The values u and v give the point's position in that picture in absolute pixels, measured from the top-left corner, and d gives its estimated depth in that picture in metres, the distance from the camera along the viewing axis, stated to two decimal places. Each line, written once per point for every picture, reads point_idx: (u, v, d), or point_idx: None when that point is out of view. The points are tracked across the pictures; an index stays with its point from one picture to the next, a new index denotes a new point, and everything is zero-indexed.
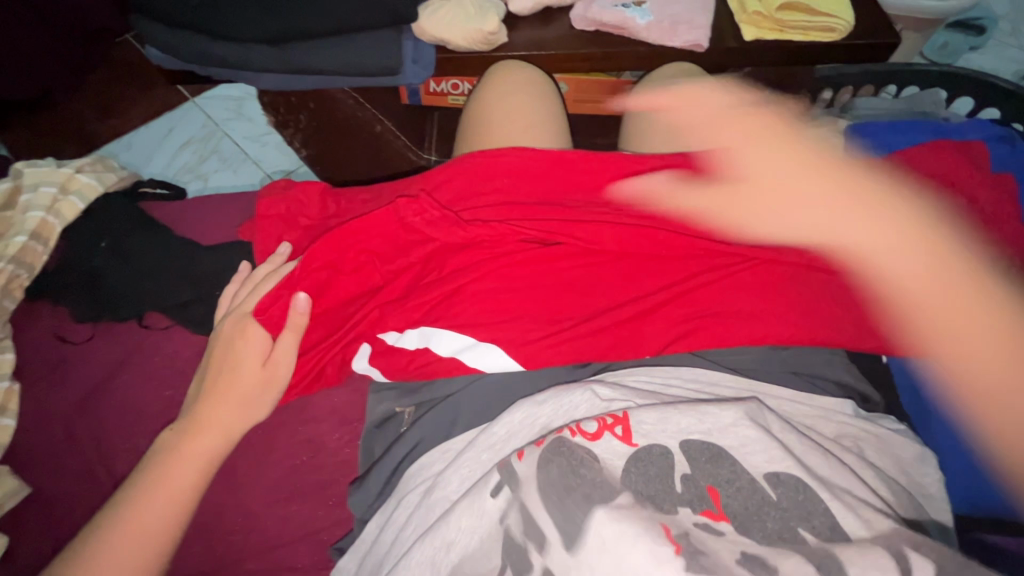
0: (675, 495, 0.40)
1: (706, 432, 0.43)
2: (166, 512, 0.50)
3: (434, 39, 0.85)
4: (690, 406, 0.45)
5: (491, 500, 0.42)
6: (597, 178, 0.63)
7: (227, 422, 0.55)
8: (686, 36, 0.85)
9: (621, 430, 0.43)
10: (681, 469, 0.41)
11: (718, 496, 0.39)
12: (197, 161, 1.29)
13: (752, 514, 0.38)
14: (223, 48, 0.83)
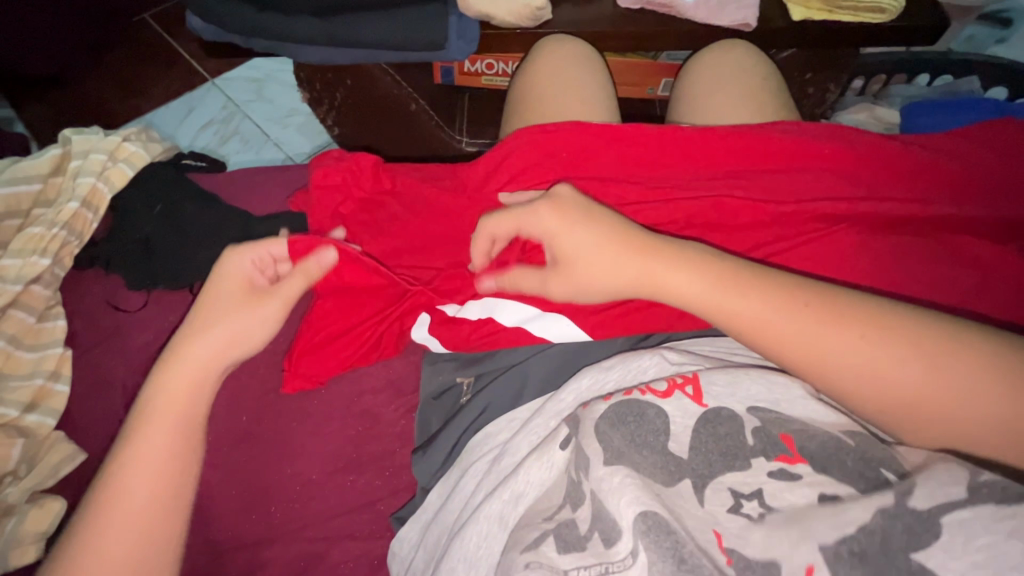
0: (747, 447, 0.39)
1: (781, 399, 0.41)
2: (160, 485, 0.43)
3: (479, 14, 0.84)
4: (760, 373, 0.43)
5: (561, 451, 0.43)
6: (661, 151, 0.61)
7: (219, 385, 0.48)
8: (735, 15, 0.84)
9: (692, 390, 0.42)
10: (750, 421, 0.40)
11: (790, 441, 0.38)
12: (218, 141, 1.28)
13: (830, 458, 0.37)
14: (267, 18, 0.82)
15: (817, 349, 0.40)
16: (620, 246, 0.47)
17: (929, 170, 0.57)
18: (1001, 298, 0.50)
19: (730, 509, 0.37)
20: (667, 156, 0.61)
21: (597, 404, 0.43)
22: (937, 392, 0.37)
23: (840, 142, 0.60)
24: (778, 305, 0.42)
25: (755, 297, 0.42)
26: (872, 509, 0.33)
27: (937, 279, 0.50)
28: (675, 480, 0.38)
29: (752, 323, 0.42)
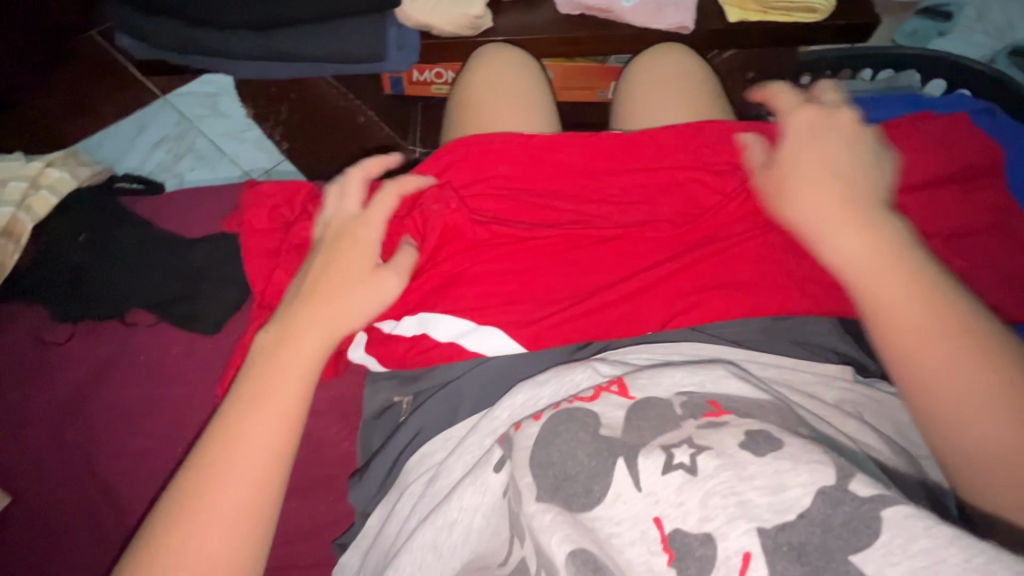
0: (676, 413, 0.40)
1: (701, 382, 0.43)
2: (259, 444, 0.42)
3: (418, 24, 0.83)
4: (691, 370, 0.44)
5: (494, 475, 0.42)
6: (596, 158, 0.61)
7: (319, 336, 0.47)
8: (673, 18, 0.85)
9: (618, 388, 0.43)
10: (677, 395, 0.42)
11: (718, 404, 0.40)
12: (171, 159, 1.25)
13: (755, 416, 0.40)
14: (200, 35, 0.81)
15: (890, 294, 0.42)
16: (814, 180, 0.48)
17: None
18: None
19: (666, 469, 0.36)
20: (603, 163, 0.61)
21: (530, 421, 0.42)
22: (977, 381, 0.39)
23: (766, 143, 0.60)
24: (911, 247, 0.44)
25: (860, 241, 0.44)
26: (812, 490, 0.33)
27: None
28: (612, 463, 0.38)
29: (849, 257, 0.44)
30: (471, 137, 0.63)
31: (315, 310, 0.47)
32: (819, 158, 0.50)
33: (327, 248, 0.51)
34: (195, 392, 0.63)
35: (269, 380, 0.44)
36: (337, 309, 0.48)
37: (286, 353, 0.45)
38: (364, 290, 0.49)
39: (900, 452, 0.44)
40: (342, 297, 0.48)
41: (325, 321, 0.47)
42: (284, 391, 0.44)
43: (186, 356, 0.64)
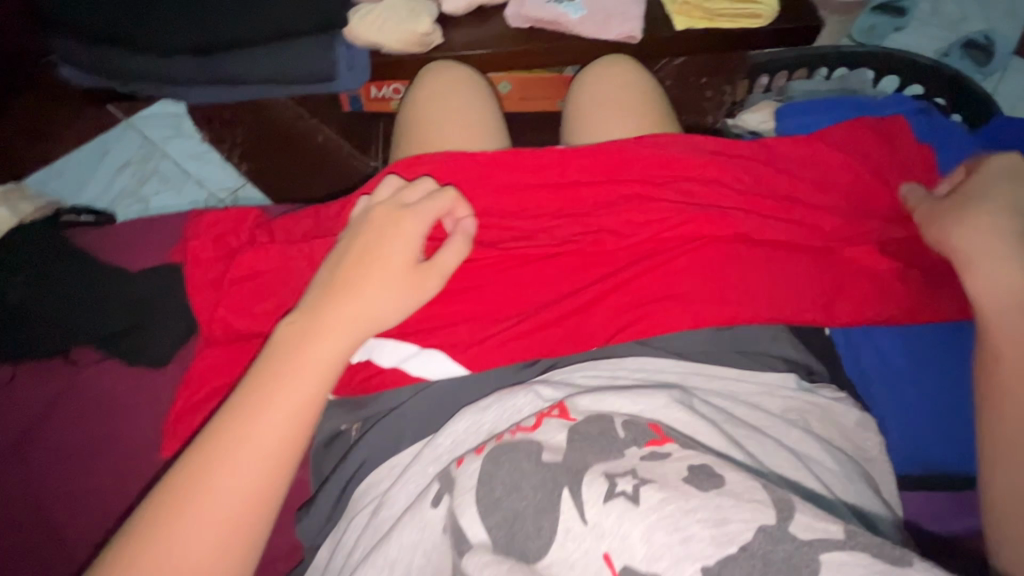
0: (618, 438, 0.40)
1: (643, 408, 0.43)
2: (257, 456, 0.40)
3: (367, 42, 0.83)
4: (628, 391, 0.44)
5: (432, 510, 0.42)
6: (540, 173, 0.60)
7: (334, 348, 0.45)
8: (621, 28, 0.86)
9: (559, 411, 0.43)
10: (621, 417, 0.42)
11: (660, 428, 0.41)
12: (137, 183, 1.23)
13: (693, 444, 0.40)
14: (145, 63, 0.81)
15: (1004, 340, 0.45)
16: (994, 234, 0.48)
17: (794, 174, 0.59)
18: (851, 303, 0.53)
19: (607, 500, 0.36)
20: (547, 177, 0.60)
21: (471, 456, 0.41)
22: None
23: (710, 152, 0.60)
24: (1009, 294, 0.46)
25: (1008, 287, 0.46)
26: (754, 526, 0.33)
27: (798, 287, 0.52)
28: (557, 493, 0.37)
29: (998, 303, 0.46)
30: (411, 158, 0.62)
31: (321, 325, 0.45)
32: (970, 201, 0.51)
33: (353, 239, 0.50)
34: (143, 428, 0.61)
35: (264, 394, 0.42)
36: (353, 321, 0.46)
37: (287, 369, 0.43)
38: (378, 299, 0.47)
39: (840, 462, 0.45)
40: (354, 310, 0.46)
41: (334, 339, 0.45)
42: (274, 410, 0.41)
43: (133, 390, 0.63)
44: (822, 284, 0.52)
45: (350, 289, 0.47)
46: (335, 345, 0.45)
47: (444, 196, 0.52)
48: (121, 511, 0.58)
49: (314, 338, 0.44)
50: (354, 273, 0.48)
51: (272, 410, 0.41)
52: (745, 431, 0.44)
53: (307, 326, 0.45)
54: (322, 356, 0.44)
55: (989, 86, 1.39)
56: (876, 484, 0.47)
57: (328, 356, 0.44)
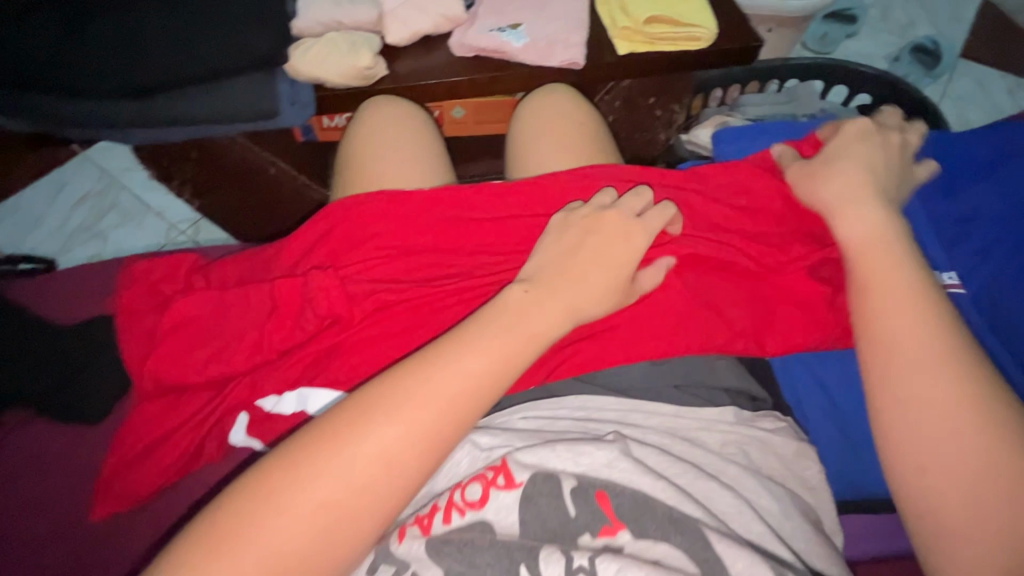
0: (569, 517, 0.40)
1: (586, 467, 0.42)
2: (338, 494, 0.36)
3: (309, 78, 0.84)
4: (568, 445, 0.43)
5: None
6: (475, 210, 0.60)
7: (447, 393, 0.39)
8: (563, 55, 0.87)
9: (504, 479, 0.42)
10: (570, 482, 0.41)
11: (607, 503, 0.40)
12: (94, 218, 1.25)
13: (643, 512, 0.40)
14: (81, 108, 0.80)
15: (878, 322, 0.45)
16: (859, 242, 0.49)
17: (726, 201, 0.60)
18: (779, 333, 0.54)
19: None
20: (484, 213, 0.60)
21: (414, 531, 0.41)
22: (931, 411, 0.40)
23: (643, 181, 0.61)
24: (887, 277, 0.46)
25: (882, 272, 0.47)
26: None
27: (729, 317, 0.53)
28: (514, 570, 0.37)
29: (875, 287, 0.46)
30: (347, 199, 0.61)
31: (444, 371, 0.40)
32: (852, 189, 0.52)
33: (562, 252, 0.49)
34: (78, 485, 0.60)
35: (347, 440, 0.37)
36: (499, 359, 0.41)
37: (382, 417, 0.38)
38: (544, 322, 0.44)
39: (778, 498, 0.45)
40: (480, 356, 0.41)
41: (438, 388, 0.39)
42: (362, 455, 0.37)
43: (69, 446, 0.62)
44: (749, 312, 0.54)
45: (482, 328, 0.43)
46: (443, 398, 0.39)
47: (629, 206, 0.53)
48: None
49: (418, 388, 0.39)
50: (503, 305, 0.45)
51: (358, 460, 0.36)
52: (686, 473, 0.43)
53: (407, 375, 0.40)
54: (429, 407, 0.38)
55: (939, 88, 1.42)
56: (818, 516, 0.47)
57: (432, 409, 0.38)
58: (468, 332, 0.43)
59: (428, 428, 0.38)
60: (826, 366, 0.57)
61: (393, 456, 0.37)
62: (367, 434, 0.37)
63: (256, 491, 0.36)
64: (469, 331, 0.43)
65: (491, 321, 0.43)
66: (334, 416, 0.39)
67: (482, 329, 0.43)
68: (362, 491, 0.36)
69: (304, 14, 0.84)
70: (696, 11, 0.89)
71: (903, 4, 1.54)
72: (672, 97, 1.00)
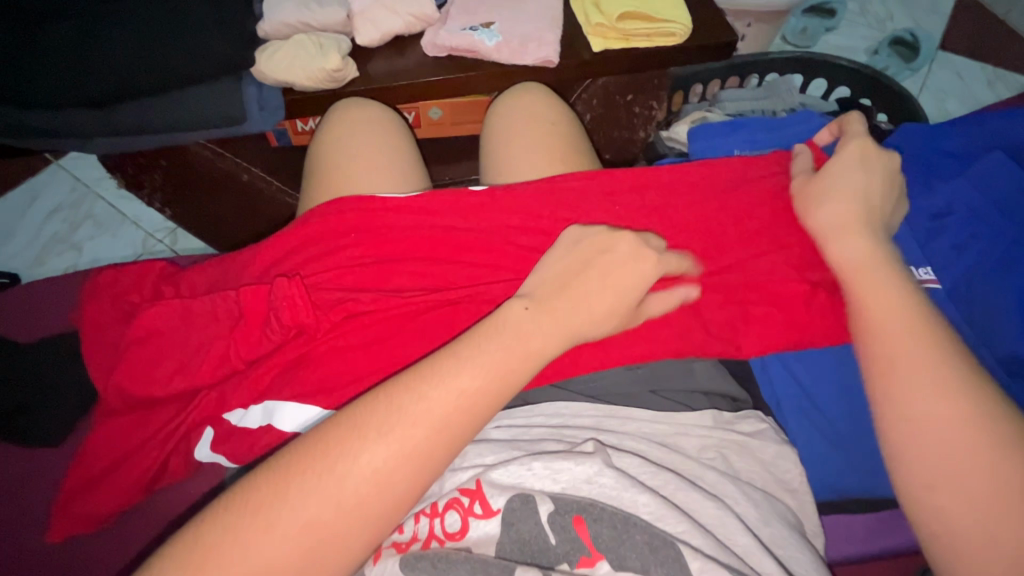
0: (550, 549, 0.37)
1: (565, 486, 0.39)
2: (320, 516, 0.34)
3: (277, 81, 0.82)
4: (545, 463, 0.41)
5: None
6: (445, 213, 0.59)
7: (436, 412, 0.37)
8: (537, 53, 0.86)
9: (481, 508, 0.39)
10: (546, 507, 0.38)
11: (586, 533, 0.37)
12: (68, 229, 1.22)
13: (621, 534, 0.37)
14: (36, 117, 0.78)
15: (882, 361, 0.43)
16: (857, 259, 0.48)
17: (704, 198, 0.58)
18: (753, 333, 0.53)
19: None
20: (455, 217, 0.59)
21: (389, 551, 0.39)
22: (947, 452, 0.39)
23: (616, 182, 0.60)
24: (887, 310, 0.45)
25: (879, 308, 0.45)
26: None
27: (704, 318, 0.52)
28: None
29: (874, 327, 0.45)
30: (317, 210, 0.59)
31: (437, 393, 0.38)
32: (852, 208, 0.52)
33: (568, 265, 0.47)
34: (32, 511, 0.57)
35: (333, 464, 0.35)
36: (501, 373, 0.40)
37: (370, 438, 0.36)
38: (547, 339, 0.42)
39: (756, 504, 0.44)
40: (479, 372, 0.39)
41: (427, 413, 0.37)
42: (351, 476, 0.35)
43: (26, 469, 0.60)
44: (723, 312, 0.53)
45: (476, 343, 0.41)
46: (433, 416, 0.37)
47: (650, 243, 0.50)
48: None
49: (409, 410, 0.37)
50: (497, 324, 0.42)
51: (343, 483, 0.35)
52: (668, 480, 0.42)
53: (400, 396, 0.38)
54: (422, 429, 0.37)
55: (919, 80, 1.42)
56: (799, 520, 0.46)
57: (423, 432, 0.36)
58: (463, 347, 0.41)
59: (422, 450, 0.36)
60: (809, 366, 0.56)
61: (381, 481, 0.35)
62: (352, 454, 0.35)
63: (235, 514, 0.34)
64: (465, 347, 0.41)
65: (485, 338, 0.41)
66: (320, 436, 0.37)
67: (476, 344, 0.41)
68: (345, 513, 0.34)
69: (270, 16, 0.82)
70: (670, 6, 0.88)
71: None
72: (651, 94, 0.97)
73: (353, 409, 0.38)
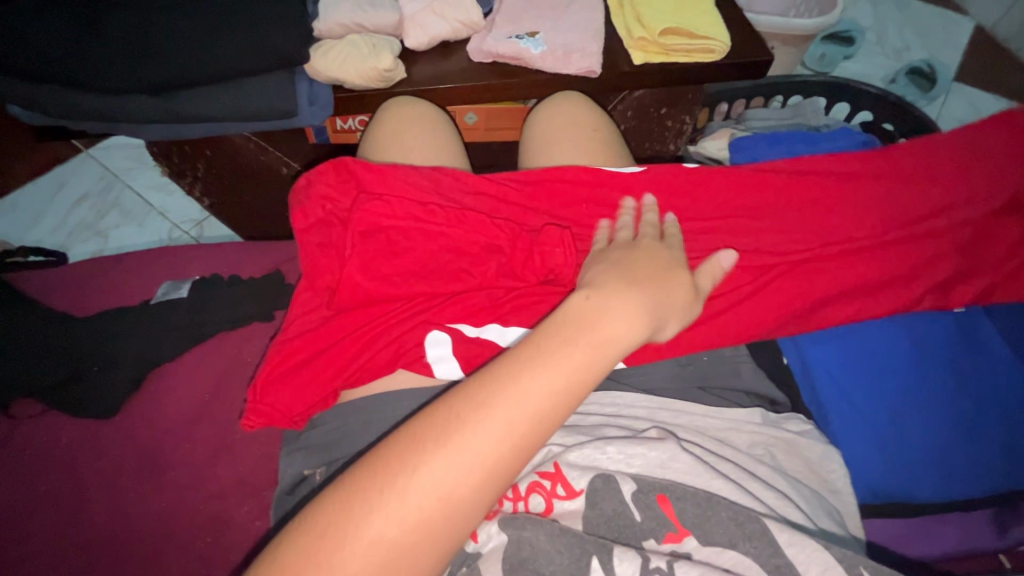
0: (637, 524, 0.40)
1: (640, 469, 0.43)
2: (401, 524, 0.33)
3: (328, 79, 0.85)
4: (618, 447, 0.44)
5: None
6: (499, 210, 0.61)
7: (515, 416, 0.36)
8: (580, 63, 0.88)
9: (564, 489, 0.43)
10: (629, 486, 0.42)
11: (671, 510, 0.40)
12: (94, 217, 1.24)
13: (706, 509, 0.40)
14: (98, 101, 0.80)
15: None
16: None
17: (748, 204, 0.61)
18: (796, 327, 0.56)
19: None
20: (509, 214, 0.61)
21: (484, 523, 0.42)
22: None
23: (664, 187, 0.62)
24: None
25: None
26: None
27: (751, 316, 0.54)
28: (584, 559, 0.38)
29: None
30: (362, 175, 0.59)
31: (500, 398, 0.36)
32: None
33: (615, 262, 0.46)
34: (84, 479, 0.60)
35: (397, 488, 0.34)
36: (571, 375, 0.37)
37: (433, 456, 0.34)
38: (618, 327, 0.40)
39: (806, 499, 0.45)
40: (553, 377, 0.37)
41: (504, 412, 0.36)
42: (430, 481, 0.34)
43: (78, 442, 0.62)
44: (768, 316, 0.55)
45: (550, 340, 0.39)
46: (508, 420, 0.36)
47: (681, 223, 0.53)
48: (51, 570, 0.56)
49: (475, 419, 0.35)
50: (564, 316, 0.40)
51: (407, 507, 0.33)
52: (730, 466, 0.45)
53: (463, 407, 0.36)
54: (489, 437, 0.35)
55: (934, 109, 1.45)
56: (843, 519, 0.47)
57: (488, 446, 0.35)
58: (541, 344, 0.39)
59: (485, 458, 0.35)
60: (847, 369, 0.57)
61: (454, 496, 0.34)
62: (437, 461, 0.34)
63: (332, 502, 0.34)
64: (542, 343, 0.39)
65: (557, 334, 0.39)
66: (379, 462, 0.35)
67: (550, 340, 0.39)
68: (428, 524, 0.33)
69: (325, 15, 0.85)
70: (710, 23, 0.91)
71: (897, 28, 1.59)
72: (684, 108, 0.99)
73: (443, 408, 0.37)
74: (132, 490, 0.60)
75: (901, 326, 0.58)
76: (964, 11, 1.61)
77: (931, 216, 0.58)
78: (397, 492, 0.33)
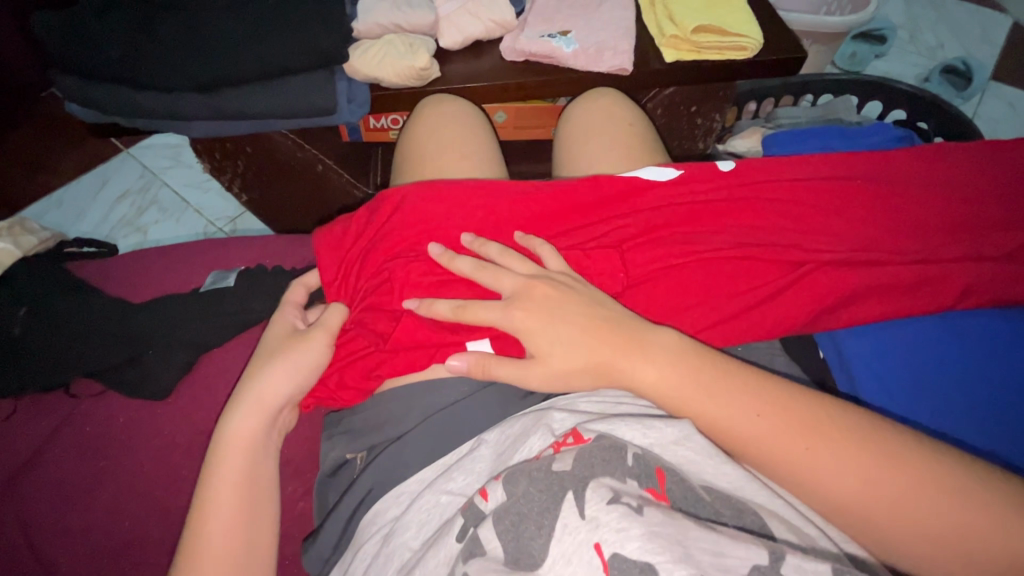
0: (626, 470, 0.41)
1: (653, 441, 0.44)
2: (220, 534, 0.49)
3: (366, 77, 0.87)
4: (637, 419, 0.45)
5: (456, 543, 0.42)
6: (542, 205, 0.60)
7: (233, 446, 0.53)
8: (612, 61, 0.89)
9: (573, 438, 0.44)
10: (633, 449, 0.42)
11: (663, 477, 0.41)
12: (134, 214, 1.28)
13: (694, 498, 0.40)
14: (148, 99, 0.84)
15: (800, 464, 0.41)
16: (664, 367, 0.46)
17: (784, 197, 0.60)
18: (834, 320, 0.57)
19: (610, 501, 0.38)
20: (551, 206, 0.60)
21: (494, 484, 0.44)
22: (938, 547, 0.39)
23: (700, 181, 0.62)
24: (772, 429, 0.42)
25: (773, 418, 0.43)
26: (748, 564, 0.35)
27: (783, 310, 0.55)
28: (561, 497, 0.39)
29: (762, 448, 0.42)
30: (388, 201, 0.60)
31: (228, 430, 0.54)
32: (575, 335, 0.49)
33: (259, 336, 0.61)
34: (140, 456, 0.65)
35: (197, 557, 0.48)
36: (263, 395, 0.56)
37: (205, 518, 0.50)
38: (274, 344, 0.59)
39: None
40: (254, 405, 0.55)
41: (235, 443, 0.53)
42: (223, 500, 0.50)
43: (134, 422, 0.67)
44: (799, 311, 0.55)
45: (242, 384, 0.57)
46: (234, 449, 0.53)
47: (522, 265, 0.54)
48: (108, 541, 0.60)
49: (229, 448, 0.53)
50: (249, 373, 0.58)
51: (216, 520, 0.50)
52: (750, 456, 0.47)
53: (219, 453, 0.53)
54: (234, 468, 0.52)
55: (969, 109, 1.42)
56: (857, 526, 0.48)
57: (236, 467, 0.52)
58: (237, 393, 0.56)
59: (237, 501, 0.51)
60: (886, 365, 0.57)
61: (238, 489, 0.52)
62: (219, 483, 0.51)
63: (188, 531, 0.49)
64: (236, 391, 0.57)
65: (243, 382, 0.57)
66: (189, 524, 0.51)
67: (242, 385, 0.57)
68: (234, 523, 0.50)
69: (363, 15, 0.87)
70: (744, 21, 0.91)
71: (932, 26, 1.55)
72: (714, 106, 1.00)
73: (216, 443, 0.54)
74: (183, 467, 0.65)
75: (947, 323, 0.57)
76: (1002, 8, 1.57)
77: (967, 213, 0.58)
78: (202, 523, 0.50)
